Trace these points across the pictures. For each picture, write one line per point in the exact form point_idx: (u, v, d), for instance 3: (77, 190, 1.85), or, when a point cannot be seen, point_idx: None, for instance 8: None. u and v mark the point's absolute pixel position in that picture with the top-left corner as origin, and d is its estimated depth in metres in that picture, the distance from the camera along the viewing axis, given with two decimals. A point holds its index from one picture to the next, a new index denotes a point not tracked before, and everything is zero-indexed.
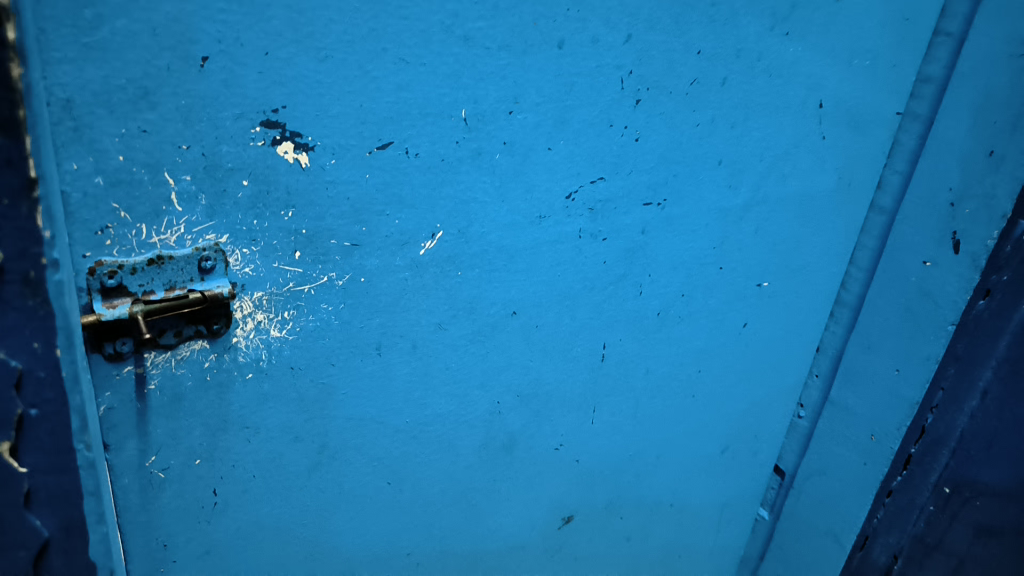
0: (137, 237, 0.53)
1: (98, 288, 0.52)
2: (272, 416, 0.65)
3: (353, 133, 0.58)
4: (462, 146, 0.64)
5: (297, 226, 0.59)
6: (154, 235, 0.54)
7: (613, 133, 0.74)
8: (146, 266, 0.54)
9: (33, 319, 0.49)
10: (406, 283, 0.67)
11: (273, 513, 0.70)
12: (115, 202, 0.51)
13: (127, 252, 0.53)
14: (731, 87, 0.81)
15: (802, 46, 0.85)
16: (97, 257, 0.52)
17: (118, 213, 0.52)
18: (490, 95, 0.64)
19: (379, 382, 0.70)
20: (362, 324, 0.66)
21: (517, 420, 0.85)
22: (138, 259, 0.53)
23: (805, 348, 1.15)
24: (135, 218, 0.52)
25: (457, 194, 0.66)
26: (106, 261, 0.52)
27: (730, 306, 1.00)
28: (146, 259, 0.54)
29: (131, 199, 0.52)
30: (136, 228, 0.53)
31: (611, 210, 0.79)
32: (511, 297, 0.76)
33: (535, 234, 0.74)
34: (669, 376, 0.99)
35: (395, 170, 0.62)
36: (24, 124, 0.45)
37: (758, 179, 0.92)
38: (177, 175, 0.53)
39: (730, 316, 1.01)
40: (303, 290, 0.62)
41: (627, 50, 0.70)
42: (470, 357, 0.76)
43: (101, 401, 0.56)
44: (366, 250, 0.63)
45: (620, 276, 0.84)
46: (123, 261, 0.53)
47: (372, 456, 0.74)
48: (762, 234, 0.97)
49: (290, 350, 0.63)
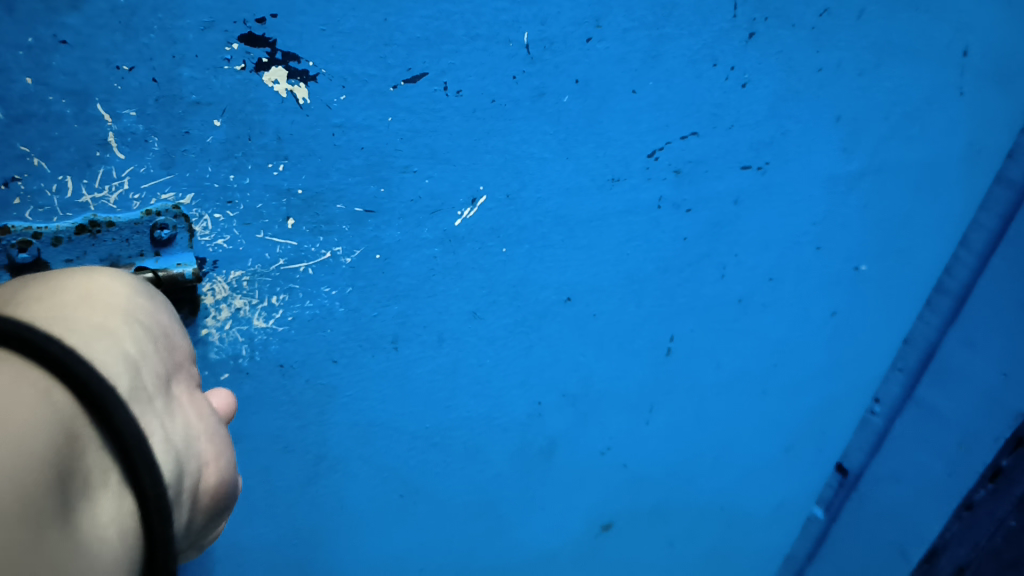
0: (60, 195, 0.38)
1: (6, 264, 0.38)
2: (253, 425, 0.51)
3: (372, 59, 0.41)
4: (521, 83, 0.48)
5: (292, 186, 0.43)
6: (87, 192, 0.38)
7: (716, 75, 0.57)
8: (75, 235, 0.39)
9: None
10: (435, 262, 0.52)
11: (259, 532, 0.58)
12: (25, 144, 0.36)
13: (46, 216, 0.38)
14: (867, 23, 0.64)
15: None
16: (3, 221, 0.37)
17: (31, 160, 0.37)
18: (563, 14, 0.47)
19: (396, 381, 0.56)
20: (376, 312, 0.51)
21: (560, 422, 0.71)
22: (62, 225, 0.38)
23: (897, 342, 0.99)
24: (55, 168, 0.37)
25: (509, 146, 0.50)
26: (15, 227, 0.37)
27: (818, 291, 0.84)
28: (74, 225, 0.39)
29: (49, 141, 0.36)
30: (57, 182, 0.38)
31: (701, 174, 0.62)
32: (567, 280, 0.61)
33: (603, 203, 0.58)
34: (739, 372, 0.85)
35: (428, 113, 0.45)
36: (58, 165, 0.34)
37: (876, 142, 0.75)
38: (115, 109, 0.37)
39: (818, 304, 0.85)
40: (297, 269, 0.46)
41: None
42: (510, 352, 0.61)
43: None
44: (383, 218, 0.47)
45: (701, 256, 0.69)
46: (41, 228, 0.38)
47: (383, 465, 0.61)
48: (868, 209, 0.80)
49: (281, 343, 0.48)
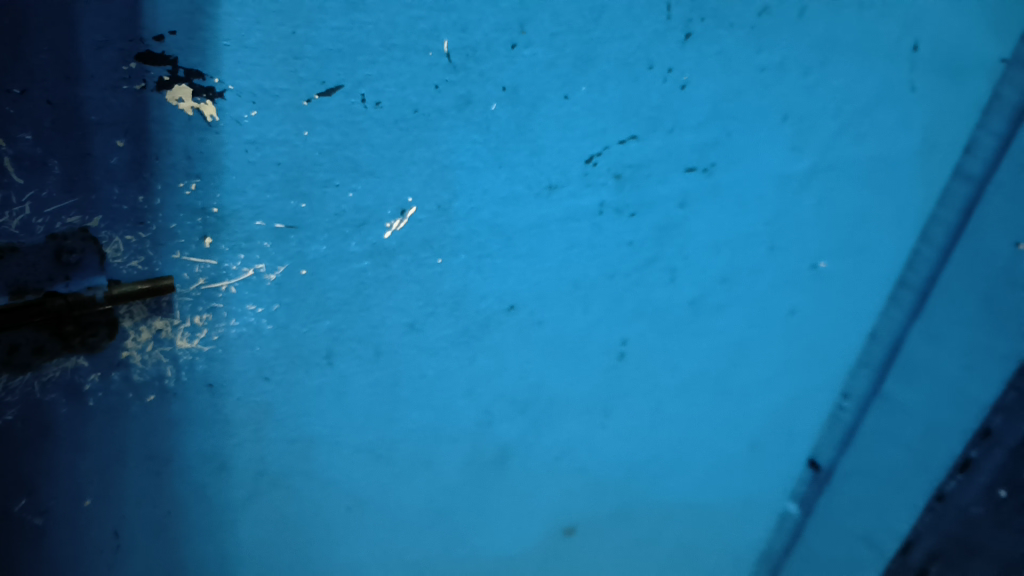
0: None
1: None
2: (185, 446, 0.50)
3: (283, 73, 0.41)
4: (444, 92, 0.47)
5: (206, 204, 0.42)
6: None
7: (652, 78, 0.56)
8: None
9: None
10: (365, 275, 0.51)
11: (200, 553, 0.57)
12: None
13: None
14: (809, 20, 0.63)
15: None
16: None
17: None
18: (485, 21, 0.46)
19: (332, 398, 0.56)
20: (306, 329, 0.51)
21: (511, 430, 0.71)
22: None
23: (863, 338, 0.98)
24: None
25: (437, 157, 0.49)
26: None
27: (776, 291, 0.84)
28: None
29: None
30: None
31: (644, 177, 0.62)
32: (507, 288, 0.60)
33: (541, 210, 0.57)
34: (698, 373, 0.84)
35: (347, 125, 0.44)
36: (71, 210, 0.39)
37: (829, 139, 0.74)
38: (11, 133, 0.36)
39: (777, 304, 0.85)
40: (219, 288, 0.45)
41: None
42: (453, 362, 0.61)
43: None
44: (306, 233, 0.47)
45: (649, 259, 0.69)
46: None
47: (325, 481, 0.60)
48: (823, 207, 0.80)
49: (206, 363, 0.48)
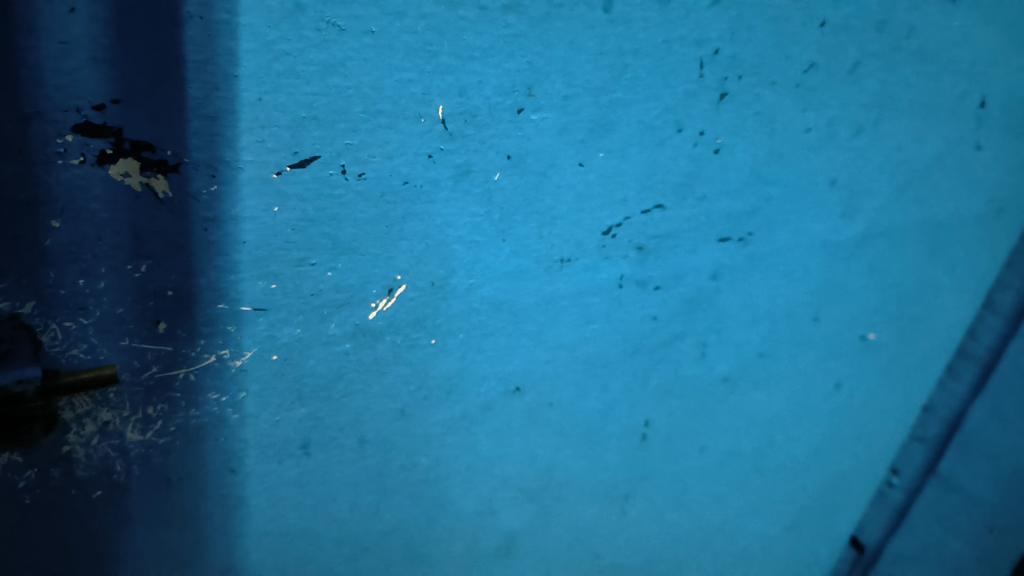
0: None
1: None
2: (139, 542, 0.45)
3: (248, 143, 0.35)
4: (439, 161, 0.41)
5: (159, 288, 0.37)
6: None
7: (681, 142, 0.50)
8: None
9: None
10: (347, 359, 0.46)
11: None
12: None
13: None
14: (863, 76, 0.56)
15: (976, 21, 0.59)
16: None
17: None
18: (486, 83, 0.40)
19: (310, 489, 0.50)
20: (279, 417, 0.46)
21: (517, 517, 0.65)
22: None
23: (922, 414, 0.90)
24: None
25: (430, 232, 0.44)
26: None
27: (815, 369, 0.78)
28: None
29: None
30: None
31: (670, 248, 0.56)
32: (511, 369, 0.54)
33: (550, 285, 0.51)
34: (727, 454, 0.78)
35: (324, 199, 0.39)
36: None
37: (885, 203, 0.67)
38: None
39: (817, 380, 0.78)
40: (176, 376, 0.40)
41: (719, 16, 0.46)
42: (450, 447, 0.55)
43: None
44: (278, 316, 0.42)
45: (675, 335, 0.62)
46: None
47: (302, 575, 0.55)
48: (875, 274, 0.73)
49: (159, 455, 0.43)
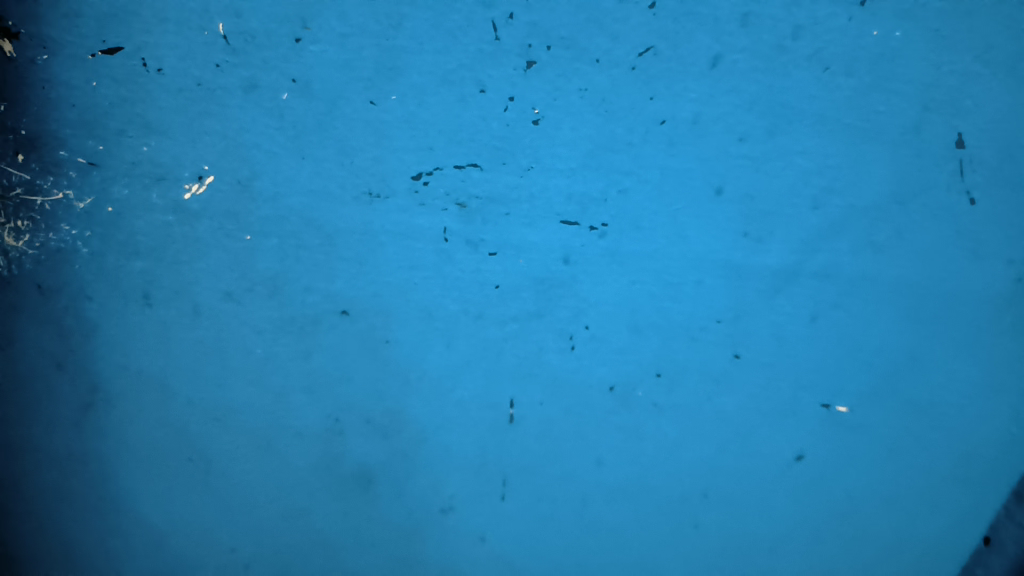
0: None
1: None
2: (26, 330, 0.62)
3: (66, 26, 0.49)
4: (226, 72, 0.51)
5: (14, 125, 0.52)
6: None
7: (487, 103, 0.52)
8: None
9: None
10: (172, 230, 0.57)
11: (50, 435, 0.67)
12: None
13: None
14: (731, 73, 0.52)
15: (907, 31, 0.51)
16: None
17: None
18: (259, 10, 0.49)
19: (157, 338, 0.62)
20: (121, 263, 0.58)
21: (373, 451, 0.70)
22: None
23: (935, 534, 0.72)
24: None
25: (228, 133, 0.53)
26: None
27: (757, 417, 0.68)
28: None
29: None
30: None
31: (499, 216, 0.57)
32: (335, 290, 0.60)
33: (363, 218, 0.57)
34: (639, 485, 0.72)
35: (132, 84, 0.51)
36: None
37: (816, 237, 0.58)
38: None
39: (757, 437, 0.69)
40: (36, 202, 0.55)
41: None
42: (285, 348, 0.63)
43: None
44: (108, 174, 0.54)
45: (528, 314, 0.62)
46: None
47: (162, 419, 0.67)
48: (826, 325, 0.63)
49: (30, 263, 0.58)
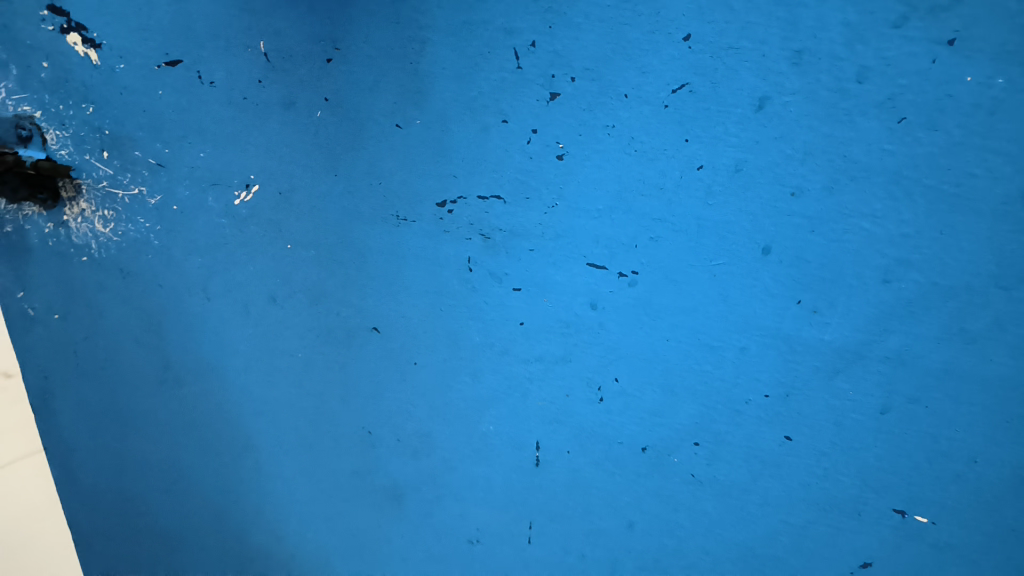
0: None
1: None
2: (110, 306, 0.68)
3: (139, 40, 0.54)
4: (267, 88, 0.53)
5: (100, 125, 0.58)
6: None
7: (509, 133, 0.50)
8: None
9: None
10: (225, 231, 0.61)
11: (127, 405, 0.73)
12: None
13: None
14: (779, 117, 0.45)
15: (1013, 78, 0.41)
16: None
17: None
18: (296, 30, 0.51)
19: (214, 329, 0.66)
20: (184, 257, 0.63)
21: (403, 470, 0.69)
22: None
23: None
24: None
25: (270, 145, 0.56)
26: None
27: (813, 510, 0.59)
28: None
29: None
30: None
31: (524, 252, 0.54)
32: (367, 306, 0.61)
33: (391, 239, 0.57)
34: (675, 559, 0.65)
35: (191, 94, 0.55)
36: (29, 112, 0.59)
37: (889, 315, 0.49)
38: None
39: (814, 533, 0.60)
40: (118, 195, 0.61)
41: (527, 6, 0.46)
42: (323, 356, 0.65)
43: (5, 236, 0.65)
44: (173, 175, 0.59)
45: (554, 357, 0.58)
46: None
47: (219, 405, 0.71)
48: (900, 419, 0.53)
49: (112, 249, 0.64)
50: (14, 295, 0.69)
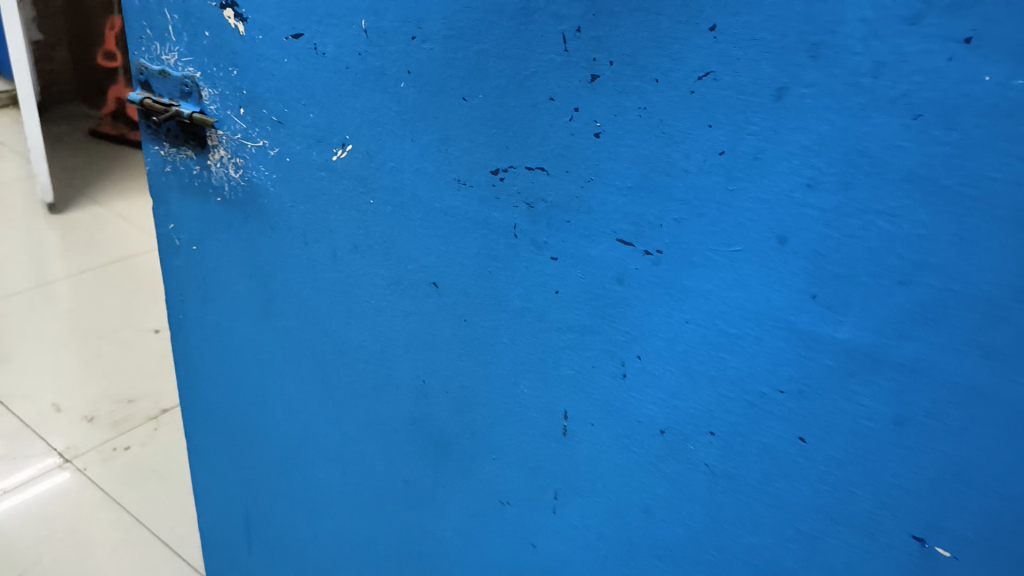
0: (157, 52, 0.74)
1: (138, 81, 0.77)
2: (234, 242, 0.81)
3: (273, 15, 0.65)
4: (365, 60, 0.62)
5: (240, 86, 0.71)
6: (148, 45, 0.74)
7: (555, 111, 0.55)
8: (157, 75, 0.75)
9: (162, 165, 0.80)
10: (324, 184, 0.71)
11: (242, 330, 0.86)
12: (146, 22, 0.73)
13: (152, 60, 0.75)
14: (798, 108, 0.47)
15: None
16: (139, 57, 0.76)
17: (147, 31, 0.73)
18: (390, 11, 0.59)
19: (309, 270, 0.77)
20: (291, 205, 0.74)
21: (450, 422, 0.76)
22: (155, 67, 0.75)
23: None
24: (154, 37, 0.73)
25: (363, 111, 0.65)
26: (142, 62, 0.76)
27: (824, 522, 0.58)
28: (158, 70, 0.75)
29: (153, 21, 0.72)
30: (158, 43, 0.73)
31: (561, 222, 0.59)
32: (430, 263, 0.68)
33: (453, 201, 0.64)
34: (685, 552, 0.66)
35: (308, 63, 0.65)
36: (189, 73, 0.73)
37: (904, 320, 0.49)
38: (172, 13, 0.71)
39: (824, 547, 0.58)
40: (248, 146, 0.74)
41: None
42: (391, 305, 0.73)
43: (167, 173, 0.81)
44: (289, 132, 0.70)
45: (584, 327, 0.62)
46: (151, 66, 0.75)
47: (308, 340, 0.81)
48: (915, 435, 0.51)
49: (239, 192, 0.77)
50: (168, 225, 0.84)
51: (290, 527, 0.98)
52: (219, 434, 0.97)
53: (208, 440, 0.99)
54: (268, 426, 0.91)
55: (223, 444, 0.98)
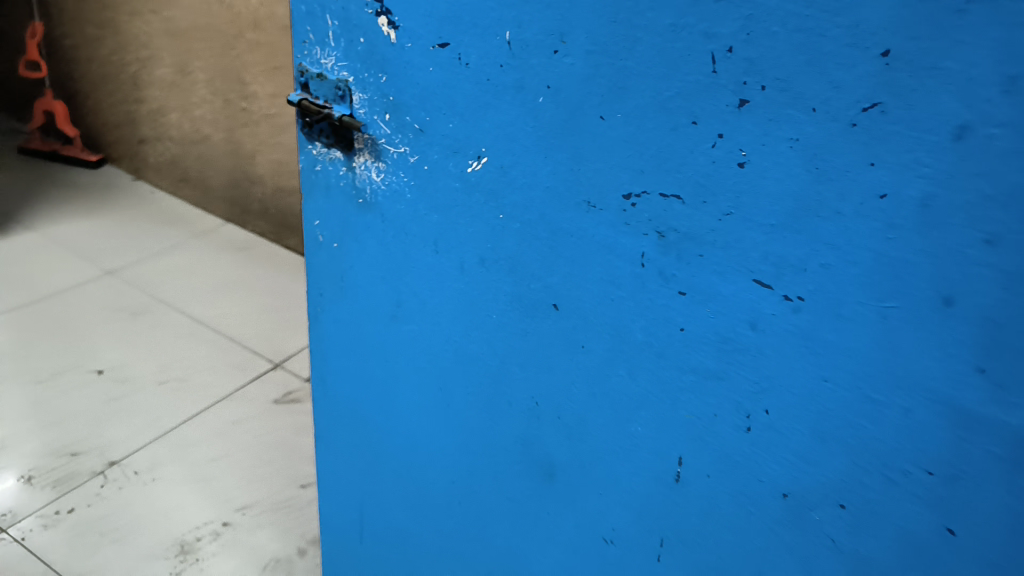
0: (316, 55, 0.76)
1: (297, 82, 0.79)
2: (366, 245, 0.82)
3: (423, 24, 0.66)
4: (506, 73, 0.61)
5: (388, 92, 0.72)
6: (308, 48, 0.77)
7: (697, 136, 0.51)
8: (314, 77, 0.77)
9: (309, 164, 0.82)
10: (457, 194, 0.70)
11: (367, 329, 0.88)
12: (308, 27, 0.76)
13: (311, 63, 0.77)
14: (982, 150, 0.42)
15: None
16: (301, 59, 0.78)
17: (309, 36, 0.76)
18: (535, 23, 0.58)
19: (436, 278, 0.77)
20: (423, 212, 0.75)
21: (559, 448, 0.73)
22: (311, 69, 0.77)
23: None
24: (314, 41, 0.76)
25: (499, 125, 0.64)
26: (303, 64, 0.78)
27: None
28: (315, 72, 0.77)
29: (314, 26, 0.75)
30: (317, 47, 0.76)
31: (693, 256, 0.55)
32: (552, 284, 0.66)
33: (580, 223, 0.61)
34: None
35: (451, 72, 0.65)
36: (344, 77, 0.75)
37: None
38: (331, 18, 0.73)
39: None
40: (390, 151, 0.75)
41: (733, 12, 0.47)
42: (511, 323, 0.72)
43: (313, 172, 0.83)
44: (428, 140, 0.70)
45: (707, 371, 0.57)
46: (309, 69, 0.77)
47: (428, 346, 0.82)
48: None
49: (379, 195, 0.78)
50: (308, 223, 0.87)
51: (397, 525, 1.00)
52: (336, 427, 1.00)
53: (324, 432, 1.02)
54: (384, 425, 0.93)
55: (339, 437, 1.00)
